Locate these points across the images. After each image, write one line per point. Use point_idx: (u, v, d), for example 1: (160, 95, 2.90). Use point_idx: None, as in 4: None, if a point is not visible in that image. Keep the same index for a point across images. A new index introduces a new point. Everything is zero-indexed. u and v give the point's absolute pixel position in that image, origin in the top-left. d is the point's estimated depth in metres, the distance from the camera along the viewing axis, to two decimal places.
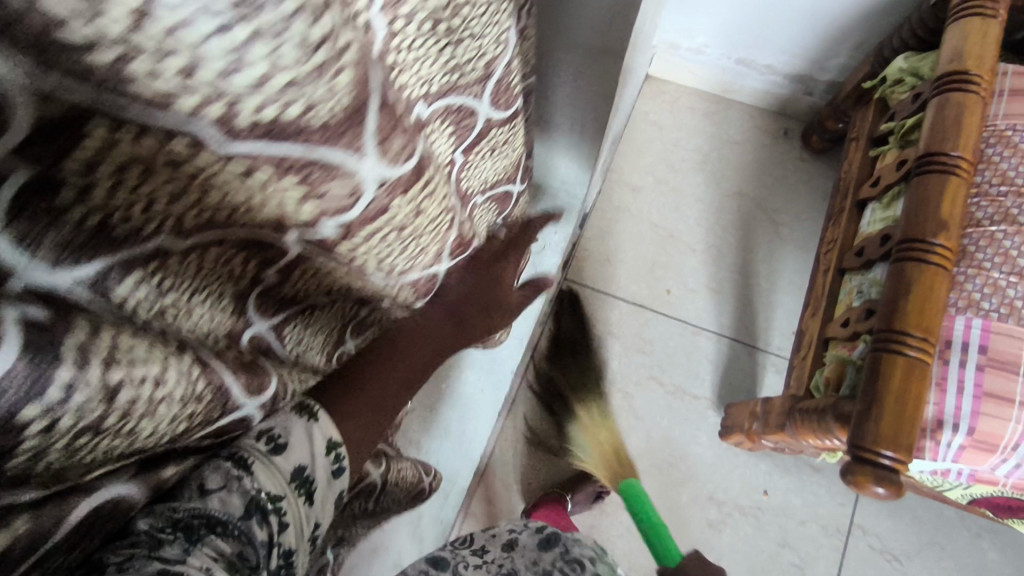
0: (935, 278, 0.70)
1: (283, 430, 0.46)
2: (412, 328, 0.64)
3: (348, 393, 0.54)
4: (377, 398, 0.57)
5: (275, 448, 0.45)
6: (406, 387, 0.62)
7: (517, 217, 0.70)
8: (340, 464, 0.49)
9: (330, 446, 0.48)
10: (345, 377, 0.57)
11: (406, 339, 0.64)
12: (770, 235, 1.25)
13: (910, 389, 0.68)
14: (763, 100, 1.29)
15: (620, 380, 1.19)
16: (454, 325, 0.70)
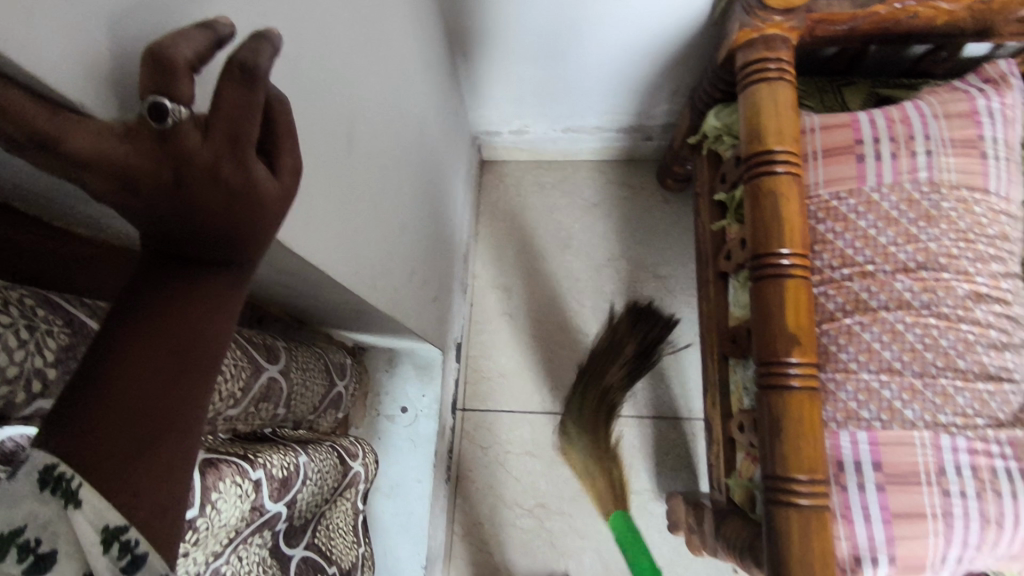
0: (804, 405, 0.61)
1: (55, 534, 0.24)
2: (139, 321, 0.26)
3: (96, 440, 0.24)
4: (144, 410, 0.25)
5: (40, 567, 0.24)
6: (210, 339, 0.27)
7: (315, 492, 0.59)
8: (132, 557, 0.25)
9: (103, 536, 0.25)
10: (66, 429, 0.24)
11: (155, 328, 0.26)
12: (659, 291, 1.16)
13: (816, 545, 0.58)
14: (606, 151, 1.19)
15: (555, 503, 1.09)
16: (218, 297, 0.27)
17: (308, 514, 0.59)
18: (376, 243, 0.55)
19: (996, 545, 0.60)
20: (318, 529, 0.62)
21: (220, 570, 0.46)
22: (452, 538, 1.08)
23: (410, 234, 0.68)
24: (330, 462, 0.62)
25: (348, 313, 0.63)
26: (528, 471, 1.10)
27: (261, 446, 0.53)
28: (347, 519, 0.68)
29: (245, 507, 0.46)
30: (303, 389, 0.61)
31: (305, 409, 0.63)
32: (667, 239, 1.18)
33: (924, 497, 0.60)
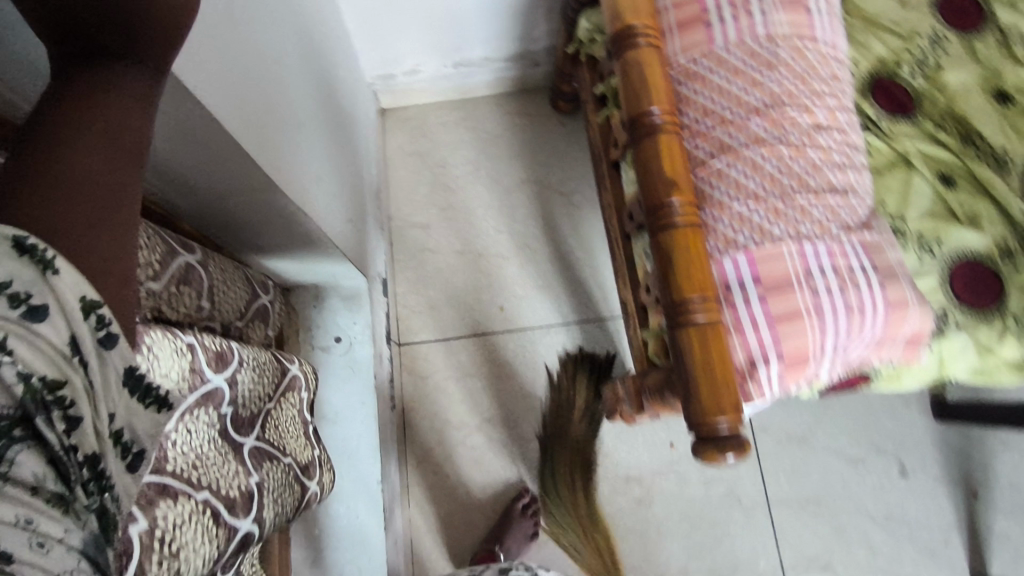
0: (688, 238, 0.69)
1: (41, 292, 0.30)
2: (71, 126, 0.34)
3: (53, 206, 0.32)
4: (89, 194, 0.34)
5: (32, 315, 0.30)
6: (131, 143, 0.36)
7: (254, 382, 0.61)
8: (105, 328, 0.33)
9: (82, 304, 0.32)
10: (30, 209, 0.32)
11: (81, 129, 0.34)
12: (567, 206, 1.23)
13: (714, 353, 0.67)
14: (499, 83, 1.25)
15: (501, 417, 1.14)
16: (131, 105, 0.36)
17: (252, 405, 0.62)
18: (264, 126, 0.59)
19: (861, 330, 0.71)
20: (266, 423, 0.65)
21: (173, 435, 0.48)
22: (407, 467, 1.12)
23: (310, 139, 0.71)
24: (264, 357, 0.65)
25: (258, 208, 0.66)
26: (471, 392, 1.15)
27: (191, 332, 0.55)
28: (295, 420, 0.71)
29: (183, 369, 0.48)
30: (226, 290, 0.63)
31: (232, 313, 0.65)
32: (567, 158, 1.25)
33: (798, 298, 0.69)
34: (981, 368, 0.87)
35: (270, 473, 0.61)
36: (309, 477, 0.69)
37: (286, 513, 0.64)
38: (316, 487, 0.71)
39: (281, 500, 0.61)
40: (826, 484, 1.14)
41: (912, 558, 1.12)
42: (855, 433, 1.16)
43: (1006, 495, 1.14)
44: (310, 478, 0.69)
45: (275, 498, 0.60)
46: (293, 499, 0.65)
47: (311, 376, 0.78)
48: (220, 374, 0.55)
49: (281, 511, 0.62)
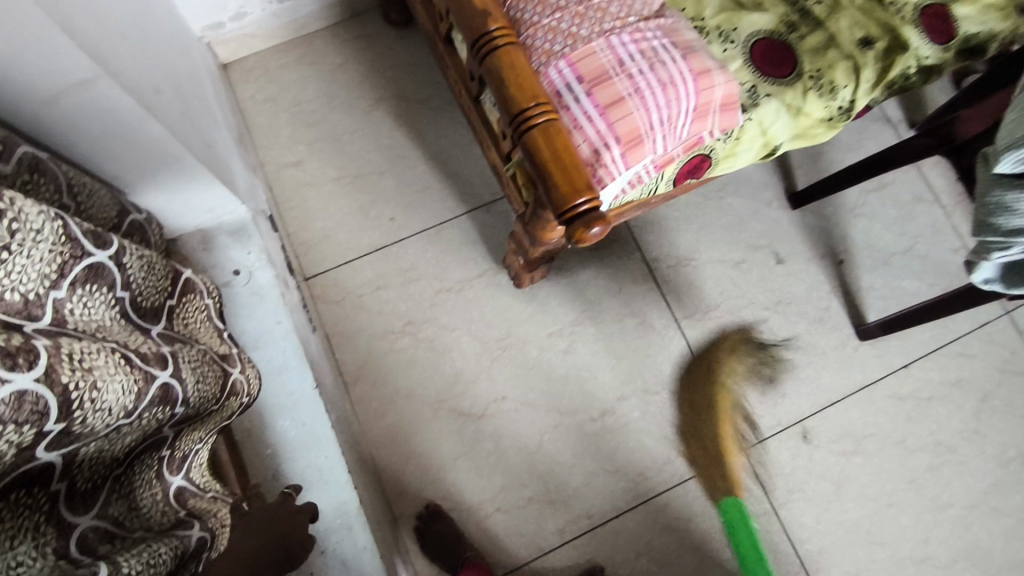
0: (511, 56, 0.77)
1: None
2: None
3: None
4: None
5: None
6: None
7: (148, 276, 0.64)
8: None
9: None
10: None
11: None
12: (427, 113, 1.31)
13: (558, 145, 0.75)
14: (328, 14, 1.31)
15: (419, 316, 1.22)
16: None
17: (151, 299, 0.64)
18: (88, 21, 0.61)
19: (679, 101, 0.81)
20: (171, 320, 0.68)
21: (68, 304, 0.52)
22: (346, 387, 1.17)
23: (138, 56, 0.75)
24: (154, 256, 0.67)
25: (106, 118, 0.68)
26: (386, 301, 1.22)
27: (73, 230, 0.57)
28: (204, 321, 0.74)
29: (55, 231, 0.50)
30: (93, 199, 0.65)
31: (107, 222, 0.68)
32: (414, 69, 1.33)
33: (618, 84, 0.79)
34: (799, 131, 1.01)
35: (190, 353, 0.64)
36: (231, 367, 0.72)
37: (216, 395, 0.67)
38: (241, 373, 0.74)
39: (206, 373, 0.64)
40: (721, 289, 1.28)
41: (805, 328, 1.28)
42: (731, 239, 1.30)
43: (863, 252, 1.32)
44: (233, 367, 0.72)
45: (199, 369, 0.63)
46: (221, 380, 0.68)
47: (212, 289, 0.80)
48: (103, 260, 0.57)
49: (206, 385, 0.64)
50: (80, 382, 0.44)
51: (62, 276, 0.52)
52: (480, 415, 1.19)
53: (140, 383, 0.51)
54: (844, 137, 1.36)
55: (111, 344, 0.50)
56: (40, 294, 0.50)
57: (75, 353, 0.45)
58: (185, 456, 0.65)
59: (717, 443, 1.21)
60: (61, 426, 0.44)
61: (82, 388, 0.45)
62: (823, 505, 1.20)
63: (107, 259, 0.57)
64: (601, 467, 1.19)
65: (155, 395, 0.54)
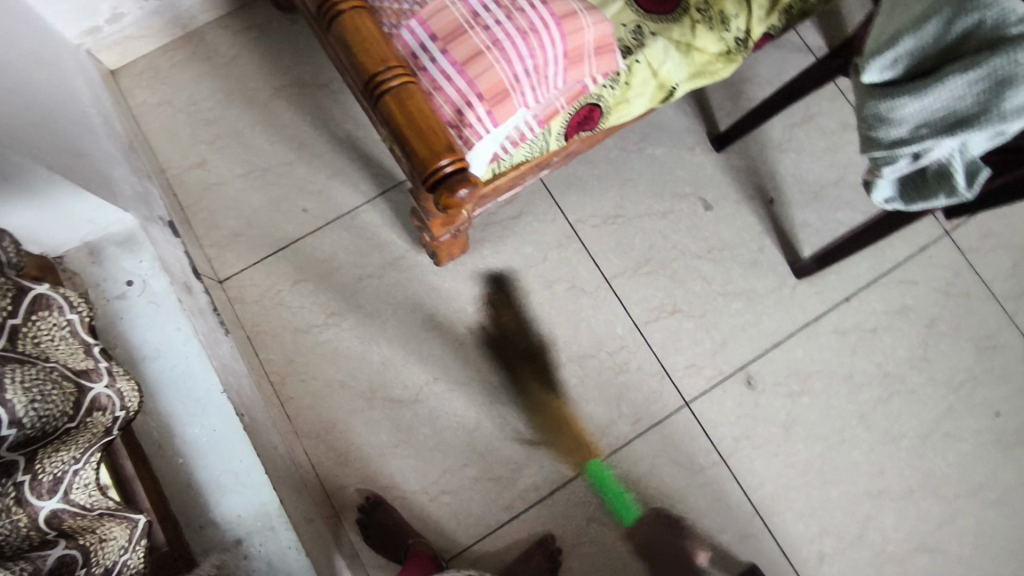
0: (355, 20, 0.73)
1: None
2: None
3: None
4: None
5: None
6: None
7: None
8: None
9: None
10: None
11: None
12: (330, 98, 1.26)
13: (414, 107, 0.71)
14: (215, 5, 1.25)
15: (342, 306, 1.18)
16: None
17: None
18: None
19: (544, 48, 0.77)
20: (17, 340, 0.65)
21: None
22: (274, 387, 1.14)
23: None
24: None
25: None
26: (306, 295, 1.18)
27: None
28: (64, 339, 0.71)
29: None
30: None
31: None
32: (312, 55, 1.28)
33: (475, 38, 0.74)
34: (696, 69, 0.97)
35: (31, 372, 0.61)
36: (93, 383, 0.71)
37: (70, 413, 0.65)
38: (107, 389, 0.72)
39: (51, 391, 0.62)
40: (650, 244, 1.24)
41: (740, 273, 1.24)
42: (656, 191, 1.26)
43: (794, 188, 1.28)
44: (94, 383, 0.71)
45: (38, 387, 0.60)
46: (75, 398, 0.66)
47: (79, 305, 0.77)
48: None
49: (49, 407, 0.62)
50: None
51: None
52: (415, 399, 1.16)
53: None
54: (764, 73, 1.32)
55: None
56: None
57: None
58: (56, 478, 0.63)
59: (659, 401, 1.18)
60: None
61: None
62: (772, 451, 1.18)
63: None
64: (544, 438, 1.16)
65: None
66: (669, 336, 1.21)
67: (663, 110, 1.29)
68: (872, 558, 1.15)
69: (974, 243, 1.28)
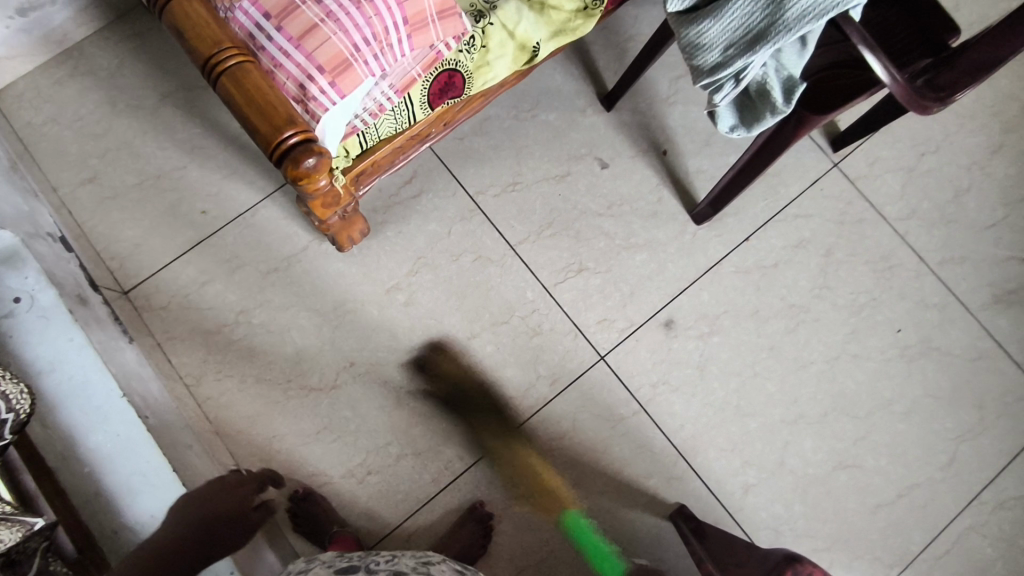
0: (184, 5, 0.73)
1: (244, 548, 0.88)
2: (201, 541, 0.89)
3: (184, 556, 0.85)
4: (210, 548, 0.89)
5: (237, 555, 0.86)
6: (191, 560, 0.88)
7: None
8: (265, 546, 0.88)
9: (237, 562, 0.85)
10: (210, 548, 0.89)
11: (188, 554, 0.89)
12: (217, 99, 1.26)
13: (251, 85, 0.72)
14: (89, 17, 1.25)
15: (251, 303, 1.19)
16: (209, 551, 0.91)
17: None
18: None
19: (381, 16, 0.78)
20: None
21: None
22: (190, 390, 1.14)
23: None
24: None
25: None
26: (212, 297, 1.18)
27: None
28: None
29: None
30: None
31: None
32: None
33: (307, 12, 0.76)
34: (556, 27, 0.99)
35: None
36: None
37: None
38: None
39: None
40: (551, 206, 1.26)
41: (642, 226, 1.27)
42: (552, 155, 1.29)
43: (685, 137, 1.32)
44: None
45: None
46: None
47: None
48: None
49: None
50: None
51: None
52: (333, 385, 1.17)
53: None
54: (646, 30, 1.35)
55: None
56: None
57: None
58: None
59: (576, 358, 1.21)
60: None
61: None
62: (689, 392, 1.21)
63: None
64: (465, 408, 1.18)
65: None
66: (578, 294, 1.23)
67: (551, 75, 1.31)
68: (796, 483, 1.19)
69: (862, 171, 1.33)
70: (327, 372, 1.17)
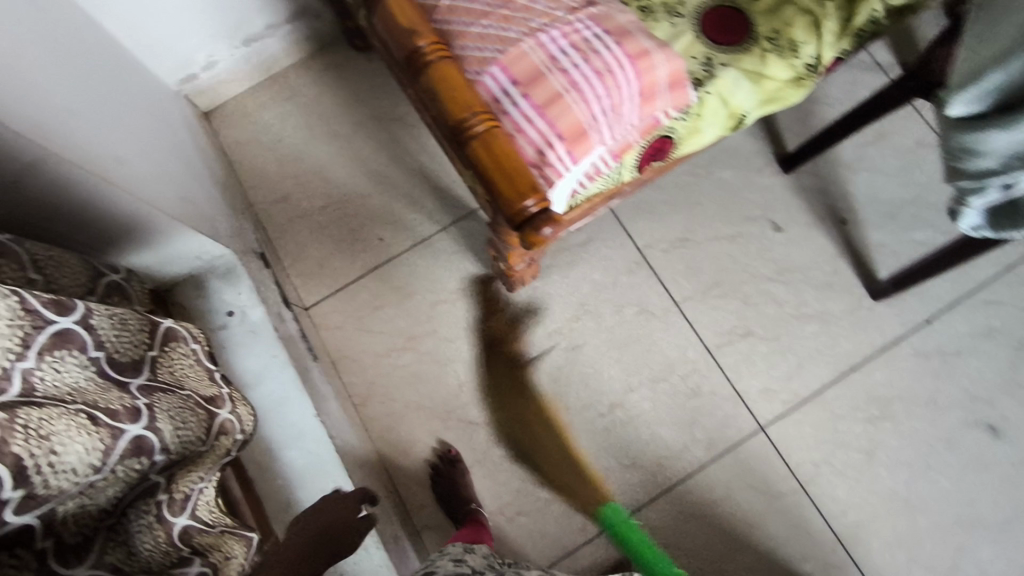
0: (442, 69, 0.77)
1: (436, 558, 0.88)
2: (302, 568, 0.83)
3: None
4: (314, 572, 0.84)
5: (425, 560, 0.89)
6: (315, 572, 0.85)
7: (121, 335, 0.67)
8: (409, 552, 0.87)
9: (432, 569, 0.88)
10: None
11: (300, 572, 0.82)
12: (404, 133, 1.33)
13: (498, 151, 0.75)
14: (298, 48, 1.34)
15: (419, 331, 1.23)
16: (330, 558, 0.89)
17: (132, 358, 0.68)
18: (19, 86, 0.61)
19: (619, 88, 0.80)
20: (156, 369, 0.72)
21: (37, 372, 0.55)
22: (358, 408, 1.20)
23: (120, 144, 0.83)
24: (131, 318, 0.71)
25: (56, 179, 0.68)
26: (385, 321, 1.24)
27: (74, 309, 0.62)
28: (194, 367, 0.79)
29: (12, 306, 0.54)
30: (70, 270, 0.70)
31: (101, 287, 0.75)
32: (387, 92, 1.35)
33: (554, 81, 0.78)
34: (767, 95, 0.97)
35: (175, 403, 0.68)
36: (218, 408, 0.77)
37: (202, 436, 0.72)
38: (229, 415, 0.78)
39: (188, 420, 0.68)
40: (720, 267, 1.25)
41: (813, 295, 1.23)
42: (725, 214, 1.27)
43: (868, 207, 1.26)
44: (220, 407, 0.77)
45: (174, 414, 0.67)
46: (206, 424, 0.73)
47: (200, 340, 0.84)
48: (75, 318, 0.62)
49: (188, 431, 0.68)
50: (36, 451, 0.48)
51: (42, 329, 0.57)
52: (490, 421, 1.19)
53: (109, 439, 0.56)
54: (835, 91, 1.31)
55: (100, 413, 0.56)
56: (6, 367, 0.52)
57: (31, 422, 0.49)
58: (186, 496, 0.68)
59: (735, 426, 1.19)
60: (18, 493, 0.47)
61: (37, 456, 0.48)
62: (853, 476, 1.16)
63: (70, 322, 0.61)
64: (616, 460, 1.17)
65: (117, 433, 0.57)
66: (741, 359, 1.21)
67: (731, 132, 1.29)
68: None
69: None
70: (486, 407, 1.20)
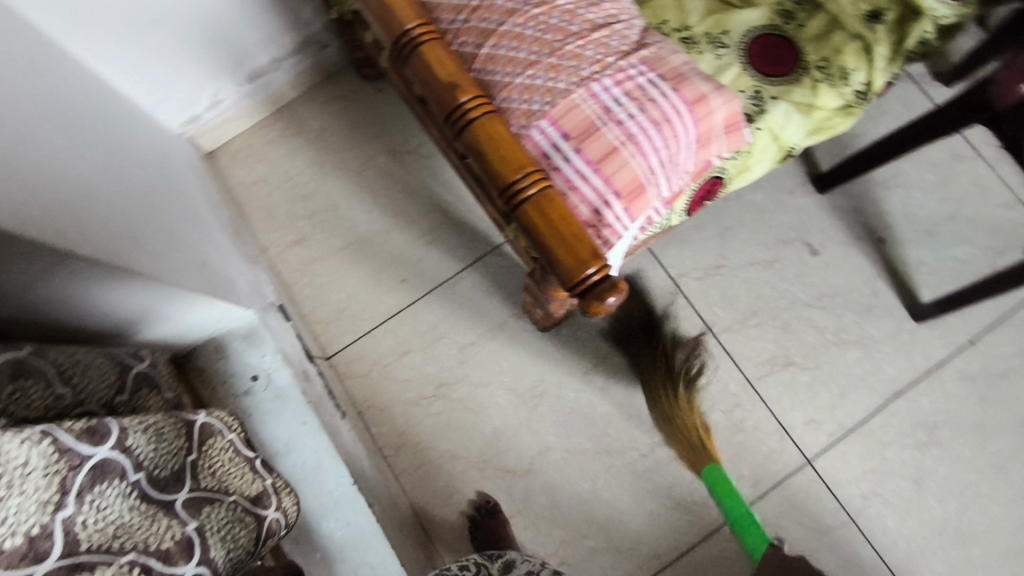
0: (488, 126, 0.71)
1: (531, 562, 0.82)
2: None
3: None
4: None
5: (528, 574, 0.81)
6: None
7: (165, 449, 0.61)
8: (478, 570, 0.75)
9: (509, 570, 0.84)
10: None
11: None
12: (421, 166, 1.27)
13: (555, 214, 0.69)
14: (303, 81, 1.27)
15: (448, 376, 1.17)
16: None
17: (177, 474, 0.62)
18: (27, 184, 0.55)
19: (678, 137, 0.74)
20: (199, 476, 0.66)
21: (78, 519, 0.47)
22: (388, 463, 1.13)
23: (136, 215, 0.76)
24: (170, 423, 0.64)
25: (81, 278, 0.62)
26: (411, 367, 1.18)
27: (112, 432, 0.54)
28: (235, 461, 0.73)
29: (45, 451, 0.46)
30: (96, 373, 0.63)
31: (128, 380, 0.68)
32: (400, 122, 1.29)
33: (609, 134, 0.72)
34: (815, 125, 0.92)
35: (221, 520, 0.63)
36: (263, 508, 0.72)
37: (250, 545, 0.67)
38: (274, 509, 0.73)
39: (234, 535, 0.64)
40: (758, 294, 1.20)
41: (854, 320, 1.19)
42: (759, 239, 1.23)
43: (905, 225, 1.23)
44: (263, 506, 0.72)
45: (221, 532, 0.62)
46: (254, 529, 0.68)
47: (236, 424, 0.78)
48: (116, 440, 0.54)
49: (238, 548, 0.64)
50: None
51: (77, 467, 0.49)
52: (529, 466, 1.14)
53: None
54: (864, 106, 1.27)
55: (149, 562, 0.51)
56: (45, 524, 0.44)
57: None
58: None
59: (783, 460, 1.14)
60: None
61: None
62: (905, 508, 1.12)
63: (109, 447, 0.53)
64: (663, 502, 1.13)
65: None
66: (784, 390, 1.17)
67: None
68: None
69: None
70: (524, 452, 1.14)
